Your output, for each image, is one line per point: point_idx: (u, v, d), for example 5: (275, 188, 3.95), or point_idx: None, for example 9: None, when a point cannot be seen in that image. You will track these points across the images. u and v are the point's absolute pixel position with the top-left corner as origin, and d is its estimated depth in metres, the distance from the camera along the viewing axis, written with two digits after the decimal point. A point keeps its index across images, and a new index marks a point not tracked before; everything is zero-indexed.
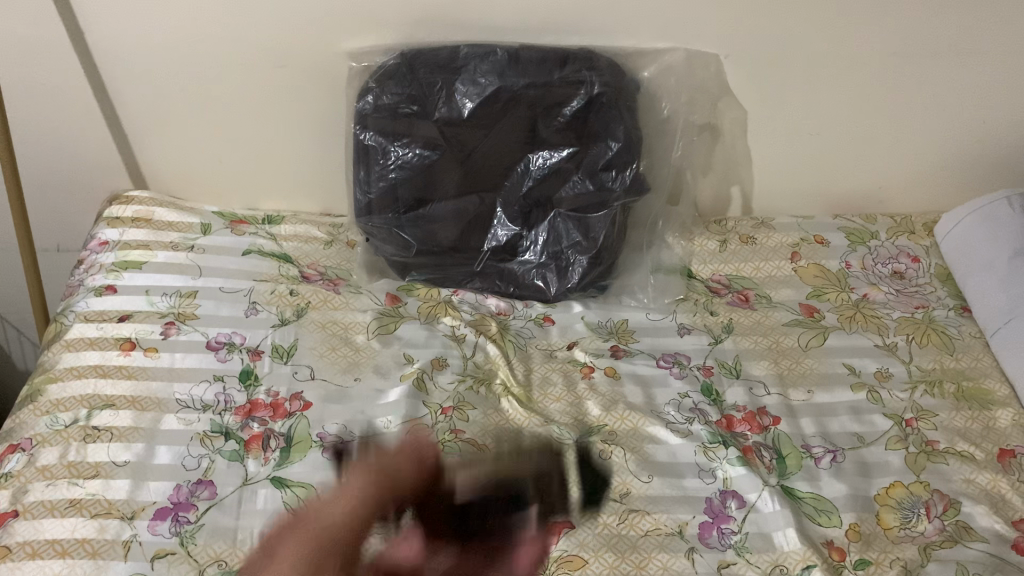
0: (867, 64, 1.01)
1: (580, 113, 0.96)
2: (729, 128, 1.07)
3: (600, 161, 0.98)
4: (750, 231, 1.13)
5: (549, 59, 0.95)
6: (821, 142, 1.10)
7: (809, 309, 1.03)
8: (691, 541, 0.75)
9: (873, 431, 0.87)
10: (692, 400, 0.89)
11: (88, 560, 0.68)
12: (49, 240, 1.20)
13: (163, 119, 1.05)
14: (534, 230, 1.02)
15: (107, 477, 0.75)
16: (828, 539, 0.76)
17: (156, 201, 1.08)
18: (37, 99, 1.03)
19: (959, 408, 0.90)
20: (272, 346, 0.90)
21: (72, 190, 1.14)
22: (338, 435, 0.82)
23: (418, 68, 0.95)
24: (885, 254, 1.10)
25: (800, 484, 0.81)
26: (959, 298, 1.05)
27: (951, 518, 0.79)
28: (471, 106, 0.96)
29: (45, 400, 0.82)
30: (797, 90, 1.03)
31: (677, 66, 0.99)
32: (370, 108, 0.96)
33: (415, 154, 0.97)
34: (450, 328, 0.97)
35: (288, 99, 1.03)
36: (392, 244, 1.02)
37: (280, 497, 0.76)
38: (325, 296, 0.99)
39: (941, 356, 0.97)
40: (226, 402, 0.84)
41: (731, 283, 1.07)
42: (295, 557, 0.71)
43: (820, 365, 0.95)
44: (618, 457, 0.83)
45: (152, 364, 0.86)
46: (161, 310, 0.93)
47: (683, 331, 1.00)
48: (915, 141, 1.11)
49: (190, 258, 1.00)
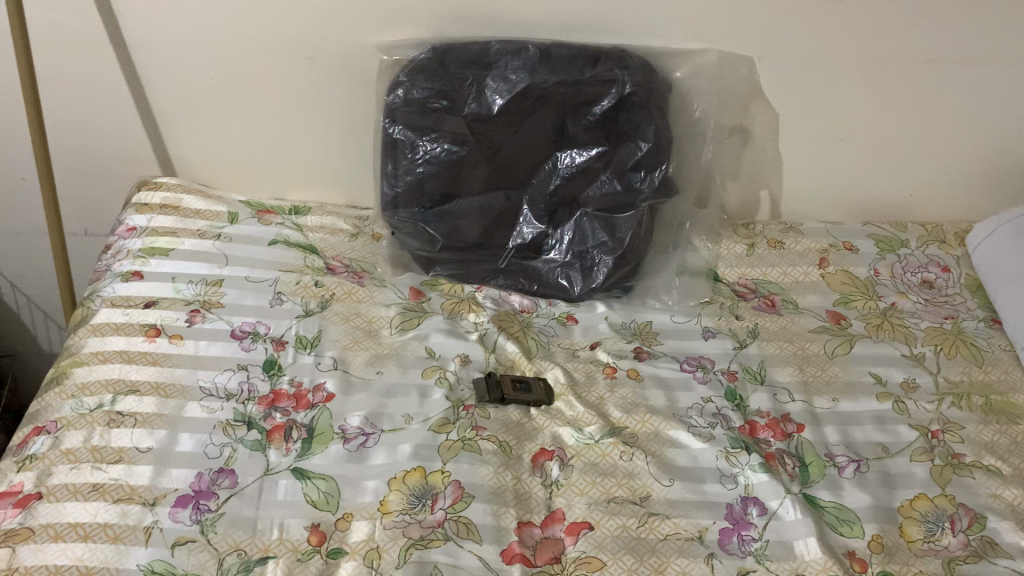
0: (902, 69, 1.01)
1: (610, 113, 0.96)
2: (760, 131, 1.07)
3: (629, 162, 0.99)
4: (778, 235, 1.13)
5: (581, 56, 0.95)
6: (850, 147, 1.09)
7: (836, 316, 1.02)
8: (710, 546, 0.74)
9: (897, 442, 0.86)
10: (715, 406, 0.89)
11: (110, 544, 0.68)
12: (77, 224, 1.21)
13: (193, 108, 1.06)
14: (560, 229, 1.04)
15: (130, 462, 0.75)
16: (850, 549, 0.75)
17: (184, 188, 1.09)
18: (72, 86, 1.03)
19: (987, 422, 0.89)
20: (296, 337, 0.91)
21: (102, 177, 1.14)
22: (360, 428, 0.82)
23: (449, 63, 0.95)
24: (914, 262, 1.09)
25: (822, 493, 0.80)
26: (989, 310, 1.04)
27: (975, 533, 0.77)
28: (501, 102, 0.96)
29: (70, 383, 0.82)
30: (829, 94, 1.03)
31: (708, 67, 0.98)
32: (399, 101, 0.96)
33: (443, 149, 0.98)
34: (473, 324, 0.97)
35: (319, 92, 1.04)
36: (417, 239, 1.03)
37: (299, 488, 0.75)
38: (349, 289, 0.99)
39: (969, 368, 0.96)
40: (250, 392, 0.84)
41: (757, 287, 1.07)
42: (313, 549, 0.71)
43: (845, 373, 0.94)
44: (639, 460, 0.82)
45: (177, 351, 0.87)
46: (186, 297, 0.93)
47: (707, 334, 0.99)
48: (948, 150, 1.10)
49: (217, 247, 1.00)
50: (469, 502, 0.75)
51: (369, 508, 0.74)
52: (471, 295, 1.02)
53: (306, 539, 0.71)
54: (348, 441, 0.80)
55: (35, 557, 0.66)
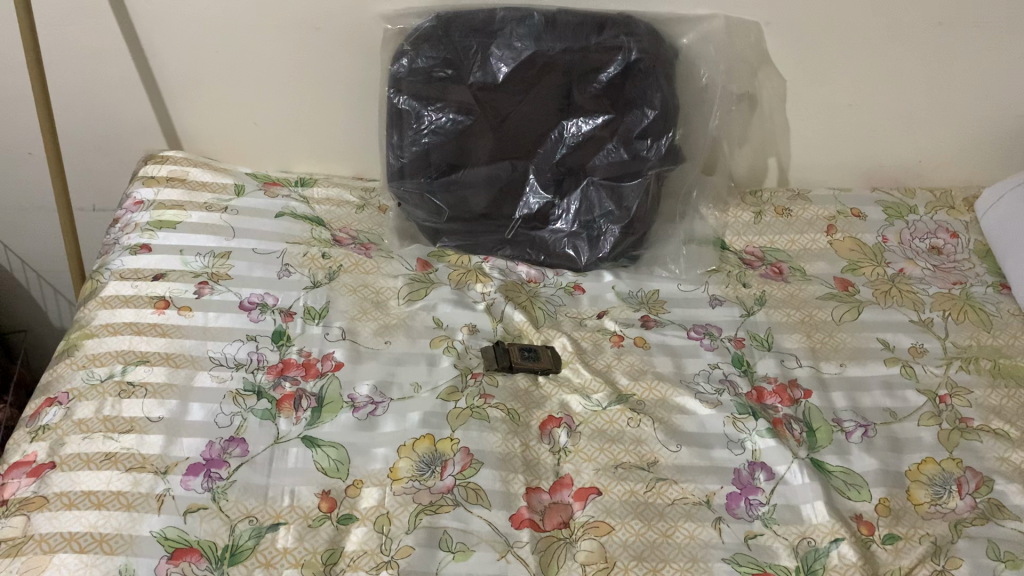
0: (913, 33, 1.00)
1: (617, 80, 0.96)
2: (768, 98, 1.06)
3: (635, 130, 0.99)
4: (786, 202, 1.13)
5: (587, 23, 0.93)
6: (859, 113, 1.09)
7: (844, 283, 1.02)
8: (718, 511, 0.75)
9: (905, 407, 0.86)
10: (722, 371, 0.89)
11: (123, 512, 0.68)
12: (85, 199, 1.21)
13: (199, 81, 1.06)
14: (566, 199, 1.04)
15: (141, 432, 0.75)
16: (857, 513, 0.75)
17: (191, 161, 1.09)
18: (77, 61, 1.03)
19: (996, 385, 0.89)
20: (304, 308, 0.91)
21: (108, 151, 1.14)
22: (369, 396, 0.82)
23: (453, 31, 0.94)
24: (923, 228, 1.09)
25: (829, 458, 0.80)
26: (998, 275, 1.04)
27: (983, 495, 0.78)
28: (506, 71, 0.95)
29: (81, 355, 0.83)
30: (837, 61, 1.02)
31: (717, 34, 0.97)
32: (404, 71, 0.95)
33: (448, 119, 0.98)
34: (480, 294, 0.98)
35: (324, 63, 1.04)
36: (424, 210, 1.04)
37: (310, 456, 0.76)
38: (357, 260, 0.99)
39: (978, 333, 0.95)
40: (259, 361, 0.85)
41: (765, 255, 1.07)
42: (324, 515, 0.71)
43: (853, 339, 0.94)
44: (646, 426, 0.82)
45: (186, 322, 0.87)
46: (194, 269, 0.93)
47: (714, 302, 0.99)
48: (958, 116, 1.10)
49: (224, 219, 1.00)
50: (477, 468, 0.75)
51: (379, 474, 0.75)
52: (478, 265, 1.03)
53: (317, 505, 0.72)
54: (358, 409, 0.81)
55: (50, 524, 0.67)
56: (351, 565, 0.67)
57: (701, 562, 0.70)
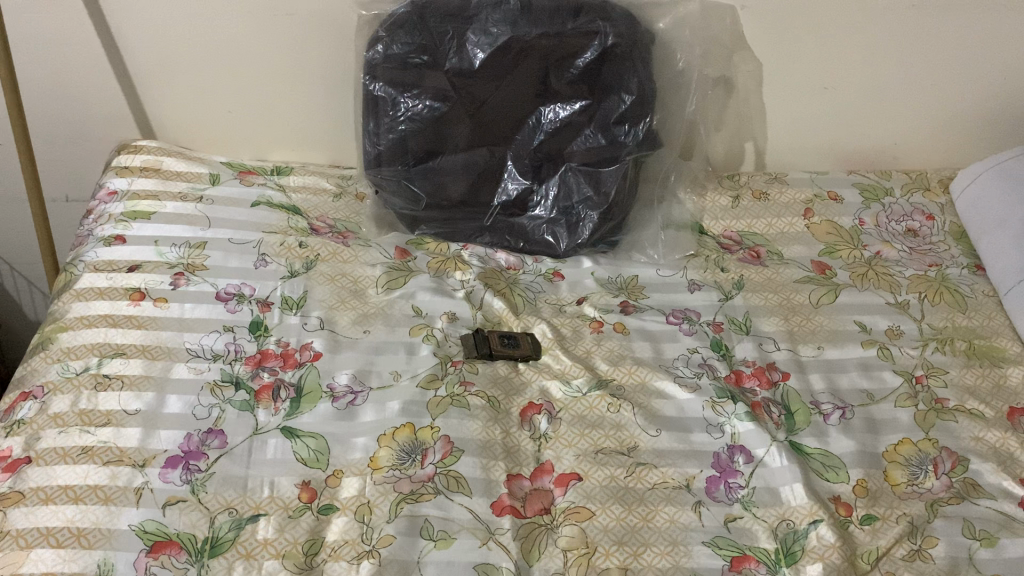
0: (888, 14, 1.00)
1: (593, 64, 0.95)
2: (744, 82, 1.06)
3: (613, 115, 0.98)
4: (763, 186, 1.13)
5: (563, 8, 0.93)
6: (835, 96, 1.09)
7: (821, 266, 1.02)
8: (698, 494, 0.75)
9: (882, 388, 0.87)
10: (700, 356, 0.89)
11: (101, 506, 0.68)
12: (57, 190, 1.19)
13: (172, 69, 1.04)
14: (545, 185, 1.04)
15: (118, 425, 0.75)
16: (835, 494, 0.76)
17: (165, 151, 1.08)
18: (45, 49, 1.02)
19: (970, 366, 0.90)
20: (281, 298, 0.90)
21: (80, 141, 1.12)
22: (348, 386, 0.82)
23: (429, 17, 0.93)
24: (899, 211, 1.10)
25: (808, 441, 0.81)
26: (973, 256, 1.05)
27: (958, 475, 0.78)
28: (482, 56, 0.94)
29: (56, 348, 0.82)
30: (813, 43, 1.03)
31: (692, 18, 0.97)
32: (380, 57, 0.95)
33: (425, 106, 0.97)
34: (460, 282, 0.97)
35: (299, 49, 1.03)
36: (401, 198, 1.04)
37: (289, 447, 0.75)
38: (334, 248, 0.98)
39: (953, 314, 0.96)
40: (237, 352, 0.84)
41: (743, 240, 1.07)
42: (305, 506, 0.71)
43: (830, 322, 0.95)
44: (626, 411, 0.82)
45: (162, 313, 0.86)
46: (170, 261, 0.93)
47: (693, 287, 0.99)
48: (932, 98, 1.10)
49: (199, 209, 0.99)
50: (458, 456, 0.75)
51: (358, 464, 0.75)
52: (457, 253, 1.02)
53: (297, 496, 0.72)
54: (336, 399, 0.80)
55: (26, 520, 0.66)
56: (332, 555, 0.67)
57: (681, 546, 0.70)
